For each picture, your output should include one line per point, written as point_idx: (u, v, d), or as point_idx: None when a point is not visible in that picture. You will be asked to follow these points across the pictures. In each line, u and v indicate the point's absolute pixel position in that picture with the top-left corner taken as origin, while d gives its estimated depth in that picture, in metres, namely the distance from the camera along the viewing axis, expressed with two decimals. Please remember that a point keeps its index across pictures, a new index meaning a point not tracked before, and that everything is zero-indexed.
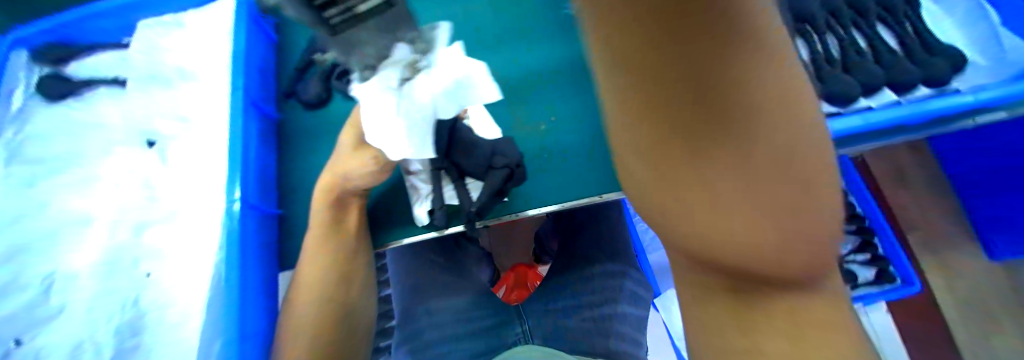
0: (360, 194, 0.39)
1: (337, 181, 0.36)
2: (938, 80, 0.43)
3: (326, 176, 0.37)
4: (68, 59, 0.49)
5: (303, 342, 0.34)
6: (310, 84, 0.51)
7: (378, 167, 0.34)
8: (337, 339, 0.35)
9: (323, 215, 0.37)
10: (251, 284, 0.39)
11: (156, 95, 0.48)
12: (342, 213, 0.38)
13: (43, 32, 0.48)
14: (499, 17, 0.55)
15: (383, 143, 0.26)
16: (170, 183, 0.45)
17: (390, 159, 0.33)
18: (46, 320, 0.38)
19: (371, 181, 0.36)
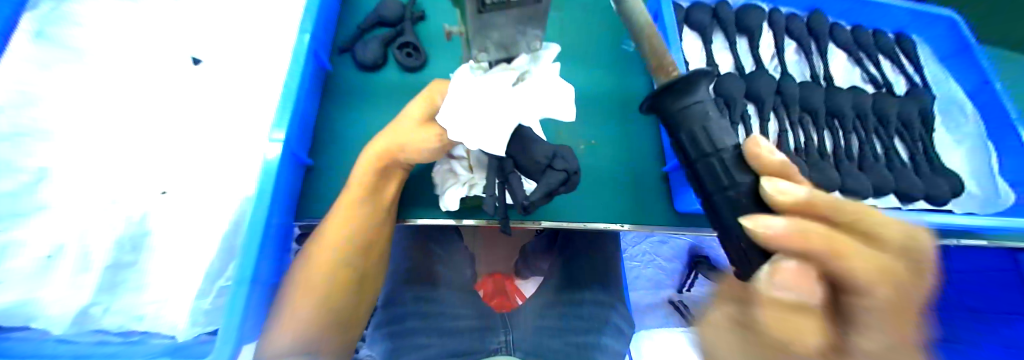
0: (405, 167, 0.38)
1: (392, 150, 0.35)
2: (934, 200, 0.49)
3: (379, 141, 0.36)
4: None
5: (306, 305, 0.32)
6: (369, 45, 0.51)
7: (441, 145, 0.35)
8: (342, 307, 0.34)
9: (363, 180, 0.35)
10: (274, 228, 0.38)
11: (214, 16, 0.48)
12: (383, 181, 0.37)
13: None
14: (566, 33, 0.57)
15: (475, 140, 0.29)
16: (206, 105, 0.44)
17: (455, 142, 0.35)
18: (22, 213, 0.36)
19: (424, 159, 0.36)
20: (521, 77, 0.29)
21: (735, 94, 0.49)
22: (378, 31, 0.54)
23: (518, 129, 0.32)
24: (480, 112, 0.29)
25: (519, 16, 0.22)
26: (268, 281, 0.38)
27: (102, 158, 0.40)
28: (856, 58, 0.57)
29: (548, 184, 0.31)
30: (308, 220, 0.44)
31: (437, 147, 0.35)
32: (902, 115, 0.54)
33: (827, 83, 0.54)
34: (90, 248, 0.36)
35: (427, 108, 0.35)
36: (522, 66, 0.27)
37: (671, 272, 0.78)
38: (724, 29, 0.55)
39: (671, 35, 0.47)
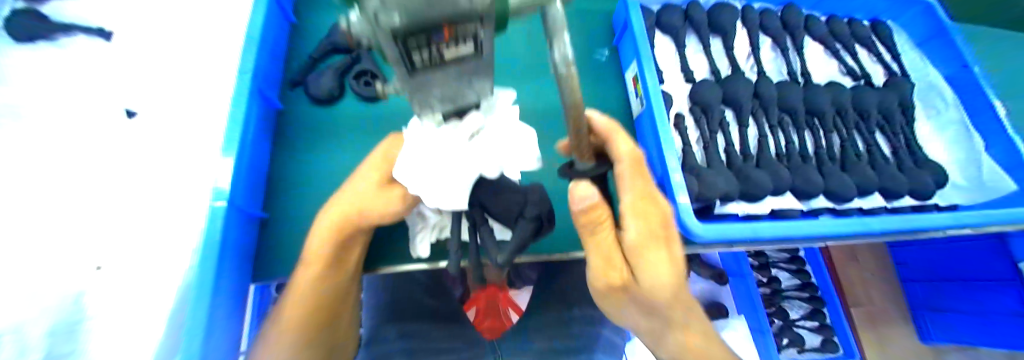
0: (370, 232, 0.36)
1: (349, 214, 0.32)
2: (918, 194, 0.48)
3: (338, 205, 0.33)
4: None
5: None
6: (322, 76, 0.47)
7: (405, 206, 0.34)
8: None
9: (322, 248, 0.33)
10: (223, 297, 0.35)
11: (151, 63, 0.45)
12: (343, 250, 0.34)
13: None
14: (534, 46, 0.54)
15: (433, 196, 0.27)
16: (144, 162, 0.41)
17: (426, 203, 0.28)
18: None
19: (386, 222, 0.35)
20: (475, 134, 0.27)
21: (712, 101, 0.46)
22: (331, 58, 0.50)
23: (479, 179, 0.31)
24: (439, 165, 0.25)
25: (459, 72, 0.19)
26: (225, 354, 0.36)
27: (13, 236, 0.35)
28: (834, 51, 0.56)
29: (523, 233, 0.30)
30: (268, 278, 0.41)
31: (399, 210, 0.33)
32: (884, 109, 0.52)
33: (805, 80, 0.52)
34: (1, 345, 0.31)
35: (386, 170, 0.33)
36: (477, 117, 0.25)
37: None
38: (696, 30, 0.52)
39: (642, 45, 0.44)
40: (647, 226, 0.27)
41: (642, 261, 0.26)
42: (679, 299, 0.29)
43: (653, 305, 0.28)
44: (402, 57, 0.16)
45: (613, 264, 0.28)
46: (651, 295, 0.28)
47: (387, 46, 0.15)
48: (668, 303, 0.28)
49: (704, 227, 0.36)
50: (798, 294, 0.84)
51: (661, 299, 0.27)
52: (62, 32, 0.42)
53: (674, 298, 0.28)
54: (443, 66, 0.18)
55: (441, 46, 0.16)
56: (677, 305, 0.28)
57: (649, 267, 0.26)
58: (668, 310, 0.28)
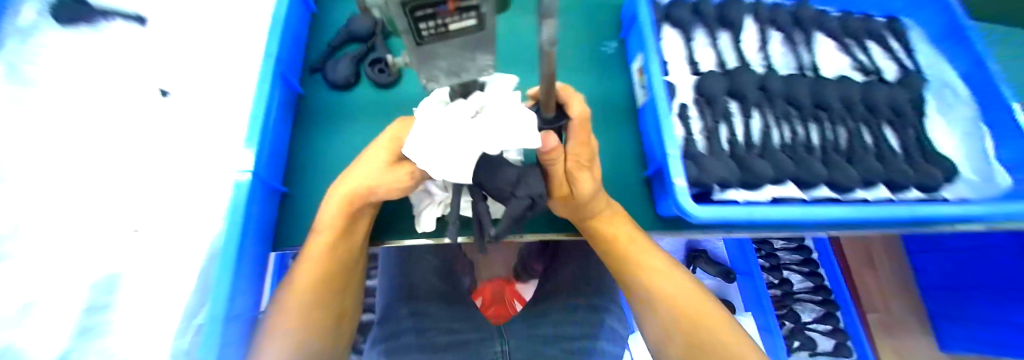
0: (374, 206, 0.40)
1: (358, 190, 0.36)
2: (926, 188, 0.48)
3: (347, 182, 0.36)
4: None
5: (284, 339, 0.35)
6: (340, 64, 0.50)
7: (413, 181, 0.37)
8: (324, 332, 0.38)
9: (334, 218, 0.37)
10: (246, 262, 0.38)
11: (181, 49, 0.50)
12: (353, 221, 0.39)
13: None
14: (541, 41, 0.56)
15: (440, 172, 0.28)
16: (176, 138, 0.45)
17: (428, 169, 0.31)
18: None
19: (394, 195, 0.38)
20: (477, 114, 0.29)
21: (717, 92, 0.47)
22: (349, 47, 0.53)
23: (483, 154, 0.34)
24: (447, 143, 0.27)
25: (461, 45, 0.21)
26: (248, 314, 0.40)
27: None
28: (845, 46, 0.56)
29: (514, 210, 0.33)
30: (284, 249, 0.44)
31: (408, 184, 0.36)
32: (893, 105, 0.53)
33: (814, 74, 0.53)
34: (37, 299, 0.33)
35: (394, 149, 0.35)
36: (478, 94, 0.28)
37: None
38: (705, 23, 0.52)
39: (648, 36, 0.45)
40: (580, 151, 0.34)
41: (573, 180, 0.35)
42: (598, 210, 0.40)
43: (578, 212, 0.40)
44: (410, 26, 0.18)
45: (557, 182, 0.36)
46: (575, 204, 0.39)
47: (399, 14, 0.17)
48: (587, 212, 0.40)
49: (702, 210, 0.38)
50: (811, 296, 0.81)
51: (582, 208, 0.39)
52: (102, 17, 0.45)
53: (592, 208, 0.39)
54: (446, 39, 0.20)
55: (445, 18, 0.18)
56: (595, 215, 0.40)
57: (578, 183, 0.36)
58: (587, 216, 0.40)
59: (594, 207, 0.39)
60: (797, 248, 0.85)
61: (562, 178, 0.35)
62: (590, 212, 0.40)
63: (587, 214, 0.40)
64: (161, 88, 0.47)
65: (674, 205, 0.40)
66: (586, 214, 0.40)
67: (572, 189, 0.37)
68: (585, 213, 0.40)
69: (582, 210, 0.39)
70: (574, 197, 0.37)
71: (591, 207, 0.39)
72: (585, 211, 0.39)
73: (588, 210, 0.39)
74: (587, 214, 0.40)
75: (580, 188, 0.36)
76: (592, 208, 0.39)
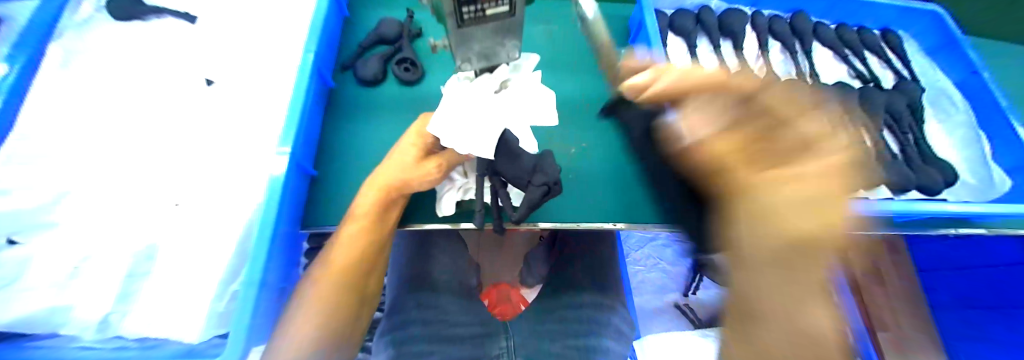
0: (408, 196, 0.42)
1: (393, 184, 0.39)
2: (925, 189, 0.50)
3: (385, 173, 0.39)
4: None
5: (310, 322, 0.36)
6: (369, 62, 0.55)
7: (440, 174, 0.40)
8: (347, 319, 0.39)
9: (371, 202, 0.39)
10: (281, 236, 0.41)
11: (226, 45, 0.55)
12: (387, 208, 0.41)
13: None
14: (554, 45, 0.60)
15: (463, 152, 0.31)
16: (219, 124, 0.49)
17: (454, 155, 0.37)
18: (49, 225, 0.43)
19: (430, 188, 0.41)
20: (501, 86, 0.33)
21: None
22: (378, 48, 0.58)
23: (504, 135, 0.36)
24: (471, 119, 0.30)
25: (495, 29, 0.24)
26: (276, 286, 0.43)
27: (125, 182, 0.46)
28: (842, 55, 0.60)
29: (532, 198, 0.36)
30: (312, 229, 0.47)
31: (436, 176, 0.39)
32: (891, 109, 0.55)
33: (813, 80, 0.56)
34: (106, 256, 0.42)
35: (422, 143, 0.40)
36: (504, 74, 0.32)
37: (676, 275, 0.88)
38: (706, 32, 0.57)
39: (653, 43, 0.49)
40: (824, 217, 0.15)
41: (803, 231, 0.15)
42: (821, 312, 0.14)
43: (751, 283, 0.16)
44: (455, 12, 0.22)
45: (779, 230, 0.16)
46: (769, 268, 0.16)
47: (449, 1, 0.21)
48: (800, 285, 0.15)
49: None
50: None
51: (803, 284, 0.15)
52: (155, 15, 0.56)
53: (812, 319, 0.14)
54: (483, 23, 0.24)
55: (484, 5, 0.22)
56: (808, 323, 0.14)
57: (790, 238, 0.15)
58: (787, 307, 0.15)
59: (795, 297, 0.15)
60: None
61: (795, 255, 0.15)
62: (805, 289, 0.15)
63: (799, 286, 0.15)
64: (207, 80, 0.52)
65: None
66: (779, 276, 0.15)
67: (764, 251, 0.16)
68: (776, 287, 0.15)
69: (757, 280, 0.16)
70: (784, 251, 0.15)
71: (801, 294, 0.14)
72: (765, 284, 0.16)
73: (791, 297, 0.15)
74: (796, 289, 0.15)
75: (780, 244, 0.16)
76: (818, 299, 0.14)
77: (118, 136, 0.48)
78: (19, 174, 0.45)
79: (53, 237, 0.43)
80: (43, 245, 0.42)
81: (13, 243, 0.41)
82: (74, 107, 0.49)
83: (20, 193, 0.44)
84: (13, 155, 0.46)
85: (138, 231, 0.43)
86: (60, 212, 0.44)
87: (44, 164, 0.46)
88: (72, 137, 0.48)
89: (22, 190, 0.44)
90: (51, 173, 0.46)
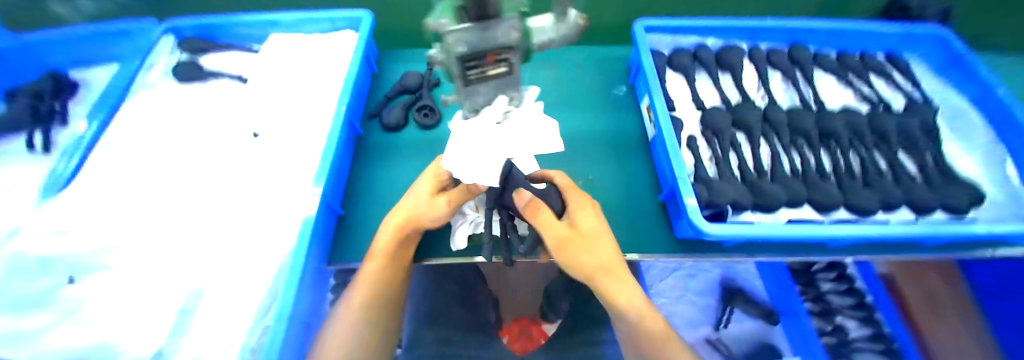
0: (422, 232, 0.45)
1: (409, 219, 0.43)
2: (954, 209, 0.47)
3: (397, 214, 0.43)
4: (203, 51, 0.67)
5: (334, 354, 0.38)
6: (392, 110, 0.61)
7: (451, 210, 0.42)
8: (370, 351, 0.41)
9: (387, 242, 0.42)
10: (310, 272, 0.44)
11: (270, 102, 0.63)
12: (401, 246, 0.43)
13: (198, 28, 0.66)
14: (560, 85, 0.65)
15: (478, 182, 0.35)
16: (261, 170, 0.56)
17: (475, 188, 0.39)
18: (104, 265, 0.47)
19: (441, 224, 0.44)
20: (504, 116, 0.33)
21: (722, 125, 0.52)
22: (400, 98, 0.65)
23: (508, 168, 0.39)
24: (478, 150, 0.34)
25: (499, 85, 0.29)
26: (303, 321, 0.45)
27: (178, 220, 0.51)
28: (847, 80, 0.62)
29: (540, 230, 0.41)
30: (339, 264, 0.50)
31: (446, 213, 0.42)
32: (902, 130, 0.56)
33: (819, 107, 0.57)
34: (151, 295, 0.45)
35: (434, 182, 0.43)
36: (505, 105, 0.31)
37: (704, 308, 0.81)
38: (704, 66, 0.60)
39: (651, 80, 0.52)
40: None
41: None
42: None
43: None
44: (462, 74, 0.26)
45: None
46: None
47: (457, 65, 0.25)
48: None
49: (715, 227, 0.40)
50: (872, 346, 0.74)
51: None
52: (212, 76, 0.66)
53: None
54: (488, 81, 0.28)
55: (487, 67, 0.26)
56: None
57: None
58: None
59: None
60: (848, 291, 0.79)
61: None
62: None
63: None
64: (254, 133, 0.60)
65: (688, 226, 0.42)
66: None
67: None
68: None
69: None
70: None
71: None
72: None
73: None
74: None
75: None
76: None
77: (176, 184, 0.55)
78: (88, 219, 0.51)
79: (107, 275, 0.47)
80: (101, 282, 0.46)
81: (71, 282, 0.46)
82: (142, 160, 0.57)
83: (85, 236, 0.49)
84: (82, 201, 0.52)
85: (184, 270, 0.47)
86: (117, 252, 0.48)
87: (106, 209, 0.52)
88: (137, 185, 0.55)
89: (91, 233, 0.50)
90: (115, 216, 0.51)
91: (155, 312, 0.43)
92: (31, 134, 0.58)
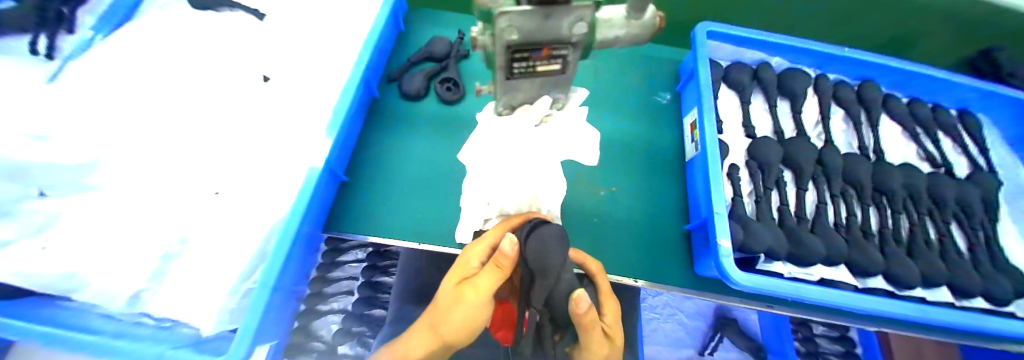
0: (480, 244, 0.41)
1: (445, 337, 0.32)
2: (993, 298, 0.44)
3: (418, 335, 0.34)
4: None
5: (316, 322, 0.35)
6: (414, 77, 0.56)
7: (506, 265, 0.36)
8: None
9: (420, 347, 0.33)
10: (303, 236, 0.41)
11: (287, 45, 0.58)
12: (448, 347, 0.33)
13: None
14: (601, 80, 0.59)
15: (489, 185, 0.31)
16: (268, 118, 0.52)
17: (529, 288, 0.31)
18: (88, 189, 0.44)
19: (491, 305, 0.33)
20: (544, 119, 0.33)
21: (771, 159, 0.47)
22: (424, 64, 0.60)
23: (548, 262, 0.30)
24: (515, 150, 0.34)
25: (544, 83, 0.24)
26: (289, 287, 0.42)
27: (172, 155, 0.48)
28: (913, 133, 0.55)
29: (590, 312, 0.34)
30: (335, 232, 0.48)
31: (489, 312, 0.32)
32: (961, 200, 0.51)
33: (877, 157, 0.52)
34: (135, 231, 0.42)
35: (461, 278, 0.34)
36: (545, 107, 0.29)
37: (692, 330, 0.77)
38: (763, 89, 0.55)
39: (705, 94, 0.46)
40: None
41: None
42: None
43: None
44: (507, 65, 0.22)
45: None
46: None
47: (503, 55, 0.21)
48: None
49: (744, 275, 0.36)
50: None
51: None
52: (227, 7, 0.60)
53: None
54: (533, 76, 0.24)
55: (537, 61, 0.22)
56: None
57: None
58: None
59: None
60: (839, 337, 0.71)
61: None
62: None
63: None
64: (266, 76, 0.55)
65: (714, 264, 0.39)
66: None
67: None
68: None
69: None
70: None
71: None
72: None
73: None
74: None
75: None
76: None
77: (179, 116, 0.51)
78: None
79: (87, 201, 0.44)
80: (82, 208, 0.43)
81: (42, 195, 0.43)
82: (144, 82, 0.53)
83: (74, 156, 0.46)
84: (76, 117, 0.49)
85: (176, 212, 0.44)
86: (104, 178, 0.45)
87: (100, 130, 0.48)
88: (141, 108, 0.51)
89: None
90: (105, 139, 0.47)
91: (138, 254, 0.40)
92: (35, 37, 0.52)
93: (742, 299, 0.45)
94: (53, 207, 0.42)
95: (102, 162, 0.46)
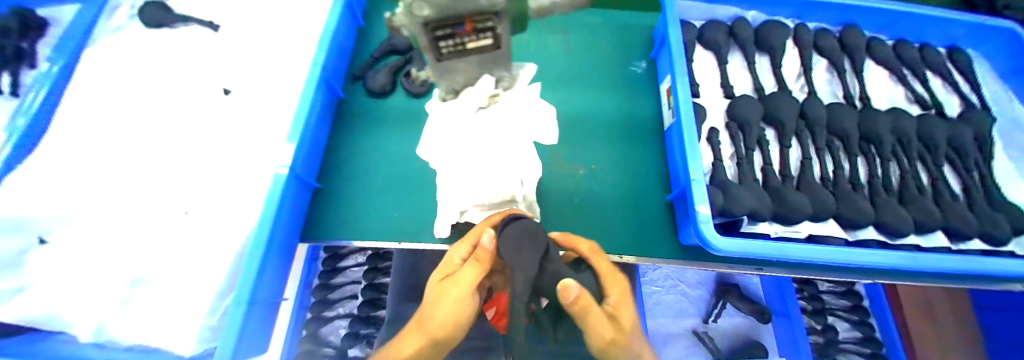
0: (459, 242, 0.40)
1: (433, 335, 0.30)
2: (991, 237, 0.43)
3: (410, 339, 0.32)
4: None
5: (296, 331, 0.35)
6: (378, 74, 0.55)
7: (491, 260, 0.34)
8: None
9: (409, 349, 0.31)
10: (276, 247, 0.40)
11: (246, 53, 0.56)
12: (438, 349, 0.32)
13: None
14: (572, 55, 0.57)
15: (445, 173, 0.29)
16: (233, 131, 0.51)
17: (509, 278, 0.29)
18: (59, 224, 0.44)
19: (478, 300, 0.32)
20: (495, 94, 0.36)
21: (751, 119, 0.46)
22: (388, 59, 0.58)
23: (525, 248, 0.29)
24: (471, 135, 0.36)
25: (479, 61, 0.23)
26: (268, 299, 0.41)
27: (139, 180, 0.47)
28: (900, 75, 0.53)
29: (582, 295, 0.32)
30: (312, 240, 0.47)
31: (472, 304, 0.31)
32: (953, 141, 0.49)
33: (863, 105, 0.50)
34: (110, 261, 0.42)
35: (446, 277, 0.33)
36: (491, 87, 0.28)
37: (695, 300, 0.76)
38: (740, 46, 0.52)
39: (676, 58, 0.44)
40: None
41: None
42: None
43: None
44: (432, 45, 0.20)
45: None
46: None
47: (423, 35, 0.20)
48: None
49: (725, 241, 0.35)
50: (856, 349, 0.68)
51: None
52: (180, 22, 0.58)
53: None
54: (466, 55, 0.22)
55: (463, 38, 0.21)
56: None
57: None
58: None
59: None
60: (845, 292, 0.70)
61: None
62: None
63: None
64: (227, 88, 0.54)
65: (694, 232, 0.37)
66: None
67: None
68: None
69: None
70: None
71: None
72: None
73: None
74: None
75: None
76: None
77: (143, 139, 0.50)
78: (40, 176, 0.46)
79: (60, 235, 0.43)
80: (56, 243, 0.43)
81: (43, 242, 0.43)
82: (106, 109, 0.51)
83: (39, 191, 0.45)
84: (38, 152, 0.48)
85: (148, 237, 0.43)
86: (72, 211, 0.44)
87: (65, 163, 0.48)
88: (104, 136, 0.50)
89: (51, 186, 0.46)
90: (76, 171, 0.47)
91: (115, 281, 0.40)
92: None
93: (732, 265, 0.44)
94: (28, 244, 0.42)
95: (69, 195, 0.45)
